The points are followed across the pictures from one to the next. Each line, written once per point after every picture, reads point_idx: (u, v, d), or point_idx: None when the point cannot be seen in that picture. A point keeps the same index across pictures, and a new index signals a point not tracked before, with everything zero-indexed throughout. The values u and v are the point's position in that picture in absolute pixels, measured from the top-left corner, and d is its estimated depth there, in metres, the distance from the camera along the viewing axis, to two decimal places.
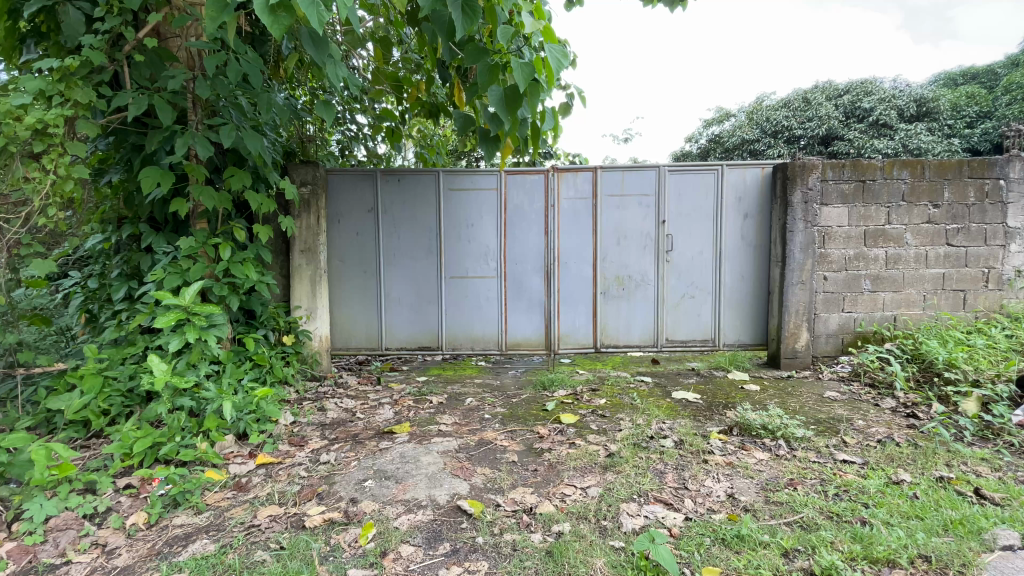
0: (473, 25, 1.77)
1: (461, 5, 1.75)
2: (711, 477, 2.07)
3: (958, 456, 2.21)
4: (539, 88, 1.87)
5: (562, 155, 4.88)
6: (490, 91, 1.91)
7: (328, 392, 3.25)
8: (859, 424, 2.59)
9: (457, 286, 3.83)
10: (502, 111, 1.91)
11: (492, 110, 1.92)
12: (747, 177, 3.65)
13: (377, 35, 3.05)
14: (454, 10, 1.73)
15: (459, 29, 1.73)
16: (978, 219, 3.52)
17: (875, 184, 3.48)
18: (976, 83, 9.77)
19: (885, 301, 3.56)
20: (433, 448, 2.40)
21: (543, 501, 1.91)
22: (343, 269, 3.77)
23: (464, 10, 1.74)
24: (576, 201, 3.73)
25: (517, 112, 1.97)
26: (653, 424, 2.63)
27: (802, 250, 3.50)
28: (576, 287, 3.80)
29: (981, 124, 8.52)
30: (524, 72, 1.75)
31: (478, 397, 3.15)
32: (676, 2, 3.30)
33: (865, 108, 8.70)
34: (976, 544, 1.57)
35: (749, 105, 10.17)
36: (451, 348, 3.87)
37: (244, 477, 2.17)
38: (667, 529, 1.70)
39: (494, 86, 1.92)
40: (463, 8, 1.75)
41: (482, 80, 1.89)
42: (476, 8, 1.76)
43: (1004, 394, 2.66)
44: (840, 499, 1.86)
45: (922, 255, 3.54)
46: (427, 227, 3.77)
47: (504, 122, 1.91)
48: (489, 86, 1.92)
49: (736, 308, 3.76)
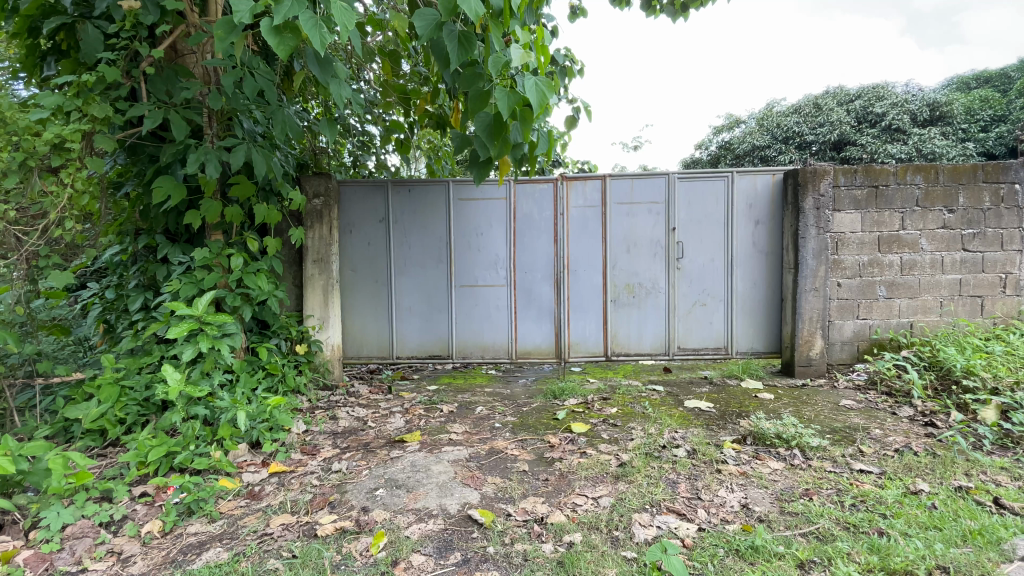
0: (467, 53, 1.81)
1: (457, 34, 1.80)
2: (725, 487, 2.05)
3: (977, 465, 2.16)
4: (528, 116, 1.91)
5: (571, 164, 4.91)
6: (479, 116, 1.92)
7: (339, 401, 3.26)
8: (875, 433, 2.55)
9: (467, 294, 3.85)
10: (487, 137, 1.92)
11: (477, 136, 1.93)
12: (757, 184, 3.65)
13: (386, 49, 3.12)
14: (449, 38, 1.78)
15: (452, 58, 1.78)
16: (995, 223, 3.46)
17: (889, 189, 3.44)
18: (989, 86, 9.67)
19: (901, 308, 3.51)
20: (444, 457, 2.40)
21: (554, 511, 1.90)
22: (355, 279, 3.81)
23: (460, 41, 1.80)
24: (585, 209, 3.74)
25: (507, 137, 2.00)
26: (666, 433, 2.61)
27: (815, 257, 3.46)
28: (586, 295, 3.80)
29: (995, 128, 8.41)
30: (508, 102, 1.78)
31: (488, 406, 3.15)
32: (678, 14, 3.34)
33: (877, 113, 8.62)
34: (995, 554, 1.52)
35: (759, 112, 10.13)
36: (462, 357, 3.88)
37: (257, 486, 2.19)
38: (680, 540, 1.68)
39: (484, 111, 1.93)
40: (458, 37, 1.80)
41: (471, 107, 1.92)
42: (471, 37, 1.81)
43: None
44: (856, 510, 1.83)
45: (938, 260, 3.48)
46: (438, 237, 3.81)
47: (489, 148, 1.93)
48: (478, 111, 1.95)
49: (747, 315, 3.74)
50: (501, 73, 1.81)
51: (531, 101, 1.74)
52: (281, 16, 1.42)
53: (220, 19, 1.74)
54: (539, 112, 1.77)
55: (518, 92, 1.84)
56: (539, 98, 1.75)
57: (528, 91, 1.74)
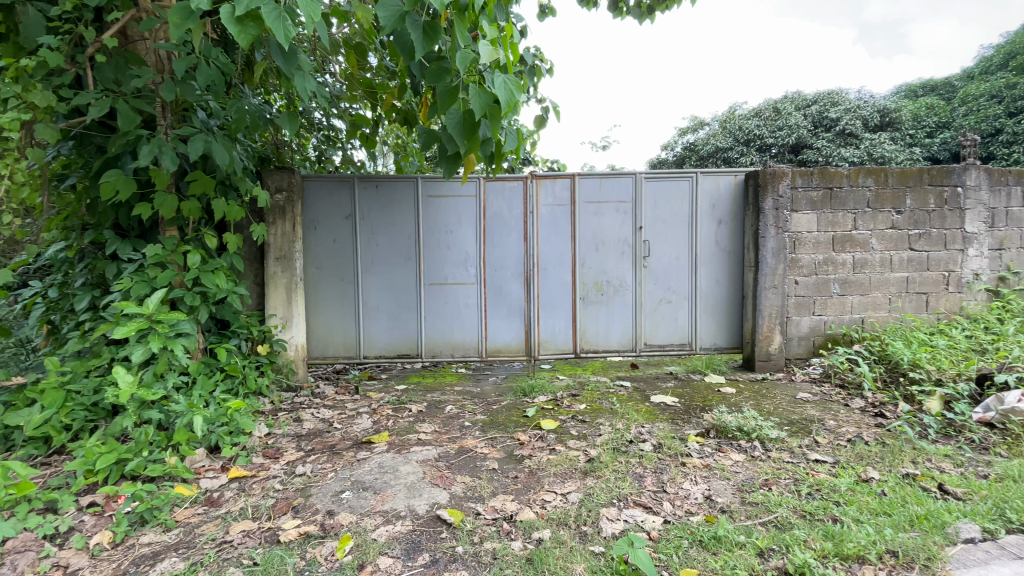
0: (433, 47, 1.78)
1: (422, 26, 1.77)
2: (689, 479, 2.10)
3: (923, 453, 2.28)
4: (498, 112, 1.89)
5: (540, 162, 4.93)
6: (448, 112, 1.90)
7: (303, 402, 3.18)
8: (829, 424, 2.67)
9: (436, 292, 3.81)
10: (458, 134, 1.90)
11: (448, 134, 1.90)
12: (720, 185, 3.75)
13: (352, 42, 3.04)
14: (415, 32, 1.74)
15: (417, 50, 1.74)
16: (939, 224, 3.67)
17: (842, 191, 3.60)
18: (934, 94, 10.23)
19: (854, 304, 3.68)
20: (412, 457, 2.37)
21: (523, 508, 1.90)
22: (320, 277, 3.72)
23: (425, 32, 1.76)
24: (555, 207, 3.76)
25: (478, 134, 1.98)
26: (632, 428, 2.66)
27: (774, 255, 3.58)
28: (556, 292, 3.82)
29: (940, 134, 8.89)
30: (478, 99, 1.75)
31: (458, 405, 3.13)
32: (645, 15, 3.39)
33: (831, 118, 9.00)
34: (940, 538, 1.61)
35: (722, 114, 10.43)
36: (431, 355, 3.84)
37: (216, 492, 2.11)
38: (646, 533, 1.71)
39: (453, 107, 1.91)
40: (424, 30, 1.76)
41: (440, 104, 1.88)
42: (437, 30, 1.78)
43: (965, 392, 2.76)
44: (812, 498, 1.90)
45: (887, 259, 3.67)
46: (406, 234, 3.75)
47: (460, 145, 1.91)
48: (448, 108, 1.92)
49: (711, 312, 3.85)
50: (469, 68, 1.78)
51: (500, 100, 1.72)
52: (242, 5, 1.36)
53: (175, 5, 1.65)
54: (508, 110, 1.76)
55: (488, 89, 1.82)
56: (507, 96, 1.75)
57: (497, 90, 1.74)
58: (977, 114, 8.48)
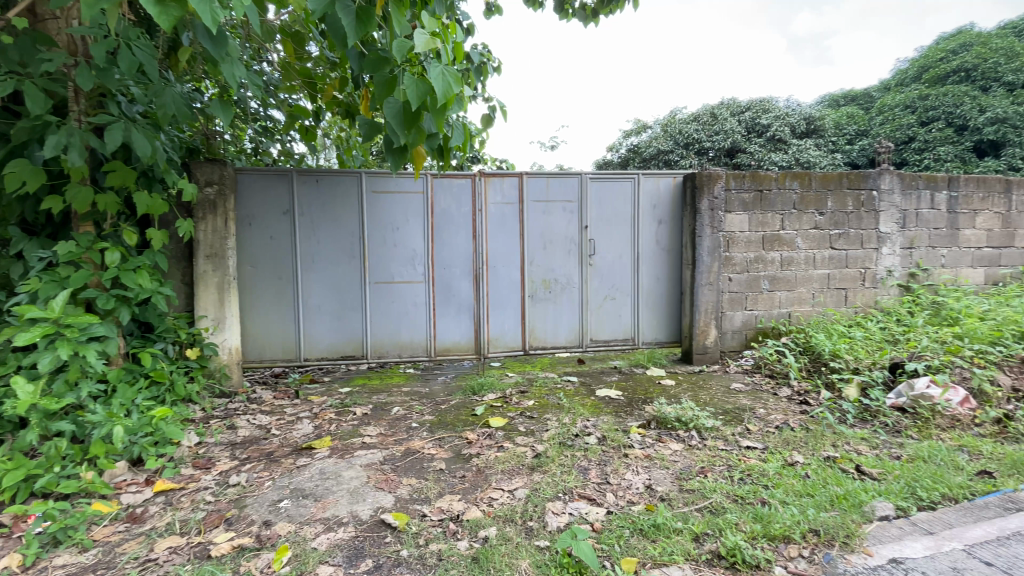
0: (366, 31, 1.75)
1: (354, 10, 1.72)
2: (631, 470, 2.17)
3: (842, 436, 2.47)
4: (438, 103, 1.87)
5: (490, 160, 4.93)
6: (387, 103, 1.86)
7: (239, 409, 3.02)
8: (760, 412, 2.84)
9: (382, 291, 3.72)
10: (398, 125, 1.87)
11: (388, 124, 1.87)
12: (661, 186, 3.90)
13: (290, 30, 2.85)
14: (346, 16, 1.70)
15: (348, 36, 1.71)
16: (857, 224, 3.99)
17: (771, 193, 3.83)
18: (855, 105, 11.07)
19: (781, 299, 3.93)
20: (356, 462, 2.30)
21: (470, 507, 1.90)
22: (257, 276, 3.54)
23: (357, 17, 1.72)
24: (503, 205, 3.76)
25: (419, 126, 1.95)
26: (579, 422, 2.72)
27: (710, 254, 3.77)
28: (504, 290, 3.83)
29: (859, 141, 9.63)
30: (415, 89, 1.74)
31: (405, 406, 3.07)
32: (590, 18, 3.46)
33: (763, 125, 9.55)
34: (858, 516, 1.70)
35: (664, 118, 10.85)
36: (377, 356, 3.75)
37: (140, 507, 1.96)
38: (589, 525, 1.75)
39: (392, 98, 1.87)
40: (356, 14, 1.72)
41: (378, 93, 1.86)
42: (371, 15, 1.74)
43: (879, 379, 3.00)
44: (744, 483, 2.02)
45: (811, 257, 3.94)
46: (349, 231, 3.64)
47: (401, 136, 1.87)
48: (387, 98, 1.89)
49: (652, 308, 3.99)
50: (406, 57, 1.76)
51: (437, 91, 1.71)
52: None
53: None
54: (446, 102, 1.74)
55: (427, 79, 1.80)
56: (445, 88, 1.72)
57: (433, 80, 1.71)
58: (891, 123, 9.22)
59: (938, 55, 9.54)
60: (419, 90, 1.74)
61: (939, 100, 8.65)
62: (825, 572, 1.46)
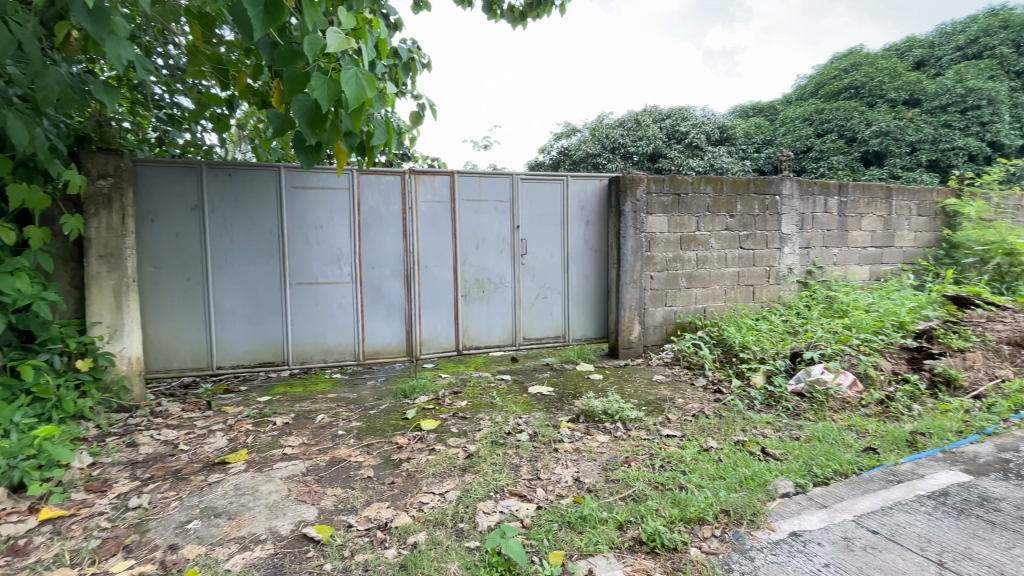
0: (276, 26, 1.66)
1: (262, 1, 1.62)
2: (561, 464, 2.23)
3: (750, 421, 2.68)
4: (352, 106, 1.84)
5: (420, 158, 4.85)
6: (296, 101, 1.81)
7: (141, 424, 2.74)
8: (679, 402, 3.02)
9: (305, 293, 3.54)
10: (305, 124, 1.83)
11: (298, 122, 1.83)
12: (588, 187, 4.03)
13: (195, 11, 2.60)
14: (253, 6, 1.59)
15: (255, 30, 1.61)
16: (763, 226, 4.35)
17: (688, 197, 4.08)
18: (762, 116, 12.07)
19: (698, 296, 4.20)
20: (276, 474, 2.17)
21: (399, 514, 1.85)
22: (161, 277, 3.24)
23: (265, 9, 1.62)
24: (434, 204, 3.70)
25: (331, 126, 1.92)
26: (510, 420, 2.74)
27: (633, 253, 3.95)
28: (436, 290, 3.77)
29: (765, 150, 10.52)
30: (325, 90, 1.71)
31: (330, 413, 2.94)
32: (517, 21, 3.51)
33: (682, 132, 10.16)
34: (763, 495, 1.84)
35: (592, 122, 11.23)
36: (300, 361, 3.56)
37: (19, 540, 1.73)
38: (519, 521, 1.77)
39: (301, 96, 1.82)
40: (265, 6, 1.62)
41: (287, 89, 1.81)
42: (281, 6, 1.64)
43: (781, 367, 3.29)
44: (664, 470, 2.13)
45: (723, 256, 4.25)
46: (267, 229, 3.42)
47: (309, 137, 1.84)
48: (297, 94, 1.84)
49: (582, 306, 4.12)
50: (316, 56, 1.71)
51: (346, 95, 1.68)
52: None
53: None
54: (357, 106, 1.72)
55: (338, 81, 1.76)
56: (356, 92, 1.70)
57: (345, 83, 1.68)
58: (791, 135, 10.15)
59: (831, 74, 10.59)
60: (329, 91, 1.72)
61: (832, 114, 9.60)
62: (734, 549, 1.55)
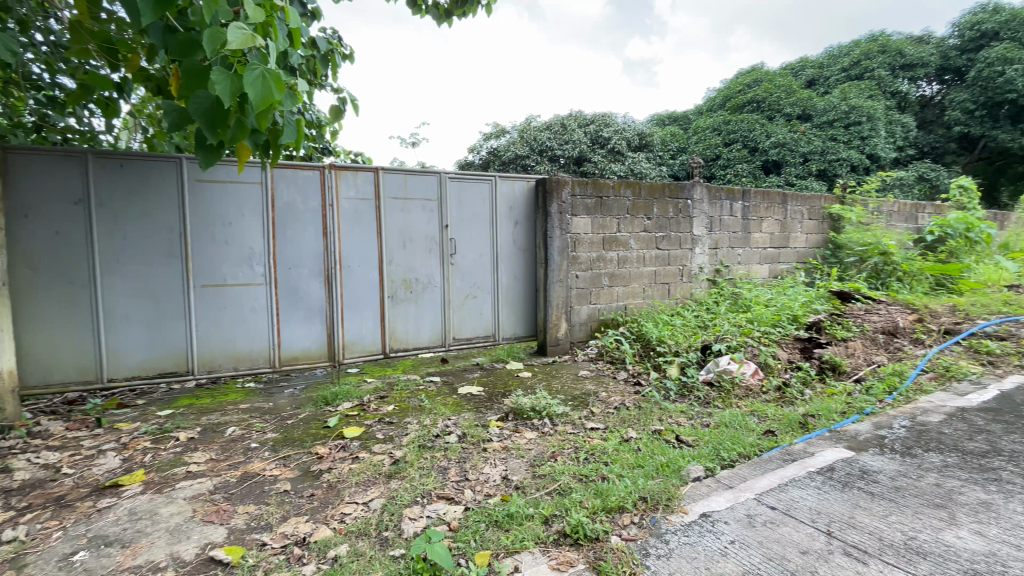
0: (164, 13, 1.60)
1: None
2: (489, 463, 2.24)
3: (666, 411, 2.85)
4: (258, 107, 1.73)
5: (342, 154, 4.65)
6: (194, 96, 1.72)
7: (11, 448, 2.39)
8: (602, 396, 3.15)
9: (212, 295, 3.27)
10: (204, 123, 1.74)
11: (196, 118, 1.74)
12: (515, 188, 4.08)
13: None
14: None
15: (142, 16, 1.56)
16: (676, 228, 4.65)
17: (609, 199, 4.26)
18: (677, 125, 12.90)
19: (619, 294, 4.39)
20: (179, 495, 1.99)
21: (319, 527, 1.76)
22: (37, 279, 2.85)
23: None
24: (357, 201, 3.55)
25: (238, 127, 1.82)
26: (439, 422, 2.71)
27: (560, 253, 4.05)
28: (361, 291, 3.62)
29: (680, 157, 11.25)
30: (224, 87, 1.59)
31: (243, 425, 2.74)
32: (443, 18, 3.46)
33: (605, 137, 10.59)
34: (676, 480, 1.96)
35: (520, 124, 11.39)
36: (207, 370, 3.28)
37: None
38: (446, 525, 1.75)
39: (201, 92, 1.73)
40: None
41: (184, 85, 1.72)
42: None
43: (693, 358, 3.53)
44: (588, 462, 2.21)
45: (642, 256, 4.48)
46: (168, 226, 3.12)
47: (208, 136, 1.75)
48: (196, 89, 1.75)
49: (511, 305, 4.16)
50: (219, 51, 1.59)
51: (250, 97, 1.57)
52: None
53: None
54: (263, 109, 1.61)
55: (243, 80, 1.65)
56: (262, 94, 1.59)
57: (249, 85, 1.57)
58: (703, 143, 10.93)
59: (737, 88, 11.51)
60: (229, 89, 1.60)
61: (738, 126, 10.44)
62: (650, 534, 1.63)
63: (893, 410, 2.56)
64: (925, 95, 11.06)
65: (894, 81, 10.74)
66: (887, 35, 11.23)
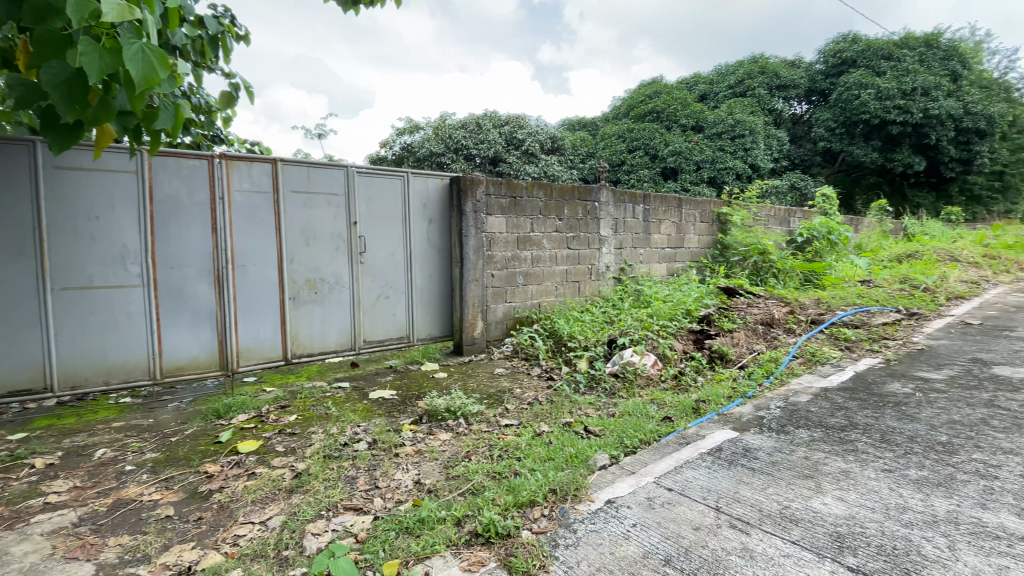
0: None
1: None
2: (401, 468, 2.17)
3: (577, 404, 2.96)
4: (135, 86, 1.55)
5: (235, 142, 4.26)
6: (48, 67, 1.47)
7: None
8: (516, 392, 3.20)
9: (75, 300, 2.85)
10: (60, 99, 1.49)
11: (49, 93, 1.49)
12: (428, 185, 4.01)
13: None
14: None
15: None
16: (585, 229, 4.85)
17: (523, 200, 4.33)
18: (586, 131, 13.50)
19: (533, 292, 4.49)
20: (31, 532, 1.70)
21: (207, 553, 1.60)
22: None
23: None
24: (253, 194, 3.28)
25: (104, 108, 1.60)
26: (347, 429, 2.58)
27: (474, 252, 4.04)
28: (258, 293, 3.35)
29: (589, 161, 11.79)
30: (97, 65, 1.41)
31: (116, 446, 2.41)
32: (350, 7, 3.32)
33: (519, 139, 10.77)
34: (584, 470, 2.04)
35: (434, 121, 11.25)
36: (69, 386, 2.86)
37: None
38: (353, 537, 1.67)
39: (58, 63, 1.49)
40: None
41: (34, 52, 1.46)
42: None
43: (601, 352, 3.70)
44: (501, 459, 2.23)
45: (554, 255, 4.61)
46: (16, 219, 2.67)
47: (67, 115, 1.50)
48: (53, 59, 1.50)
49: (426, 304, 4.09)
50: (87, 20, 1.38)
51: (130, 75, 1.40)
52: None
53: None
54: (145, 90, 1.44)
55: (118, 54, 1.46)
56: (145, 73, 1.43)
57: (129, 60, 1.40)
58: (610, 149, 11.55)
59: (640, 98, 12.29)
60: (104, 68, 1.42)
61: (641, 134, 11.14)
62: (560, 525, 1.68)
63: (770, 392, 2.87)
64: (798, 112, 12.70)
65: (771, 99, 12.12)
66: (766, 59, 12.62)
